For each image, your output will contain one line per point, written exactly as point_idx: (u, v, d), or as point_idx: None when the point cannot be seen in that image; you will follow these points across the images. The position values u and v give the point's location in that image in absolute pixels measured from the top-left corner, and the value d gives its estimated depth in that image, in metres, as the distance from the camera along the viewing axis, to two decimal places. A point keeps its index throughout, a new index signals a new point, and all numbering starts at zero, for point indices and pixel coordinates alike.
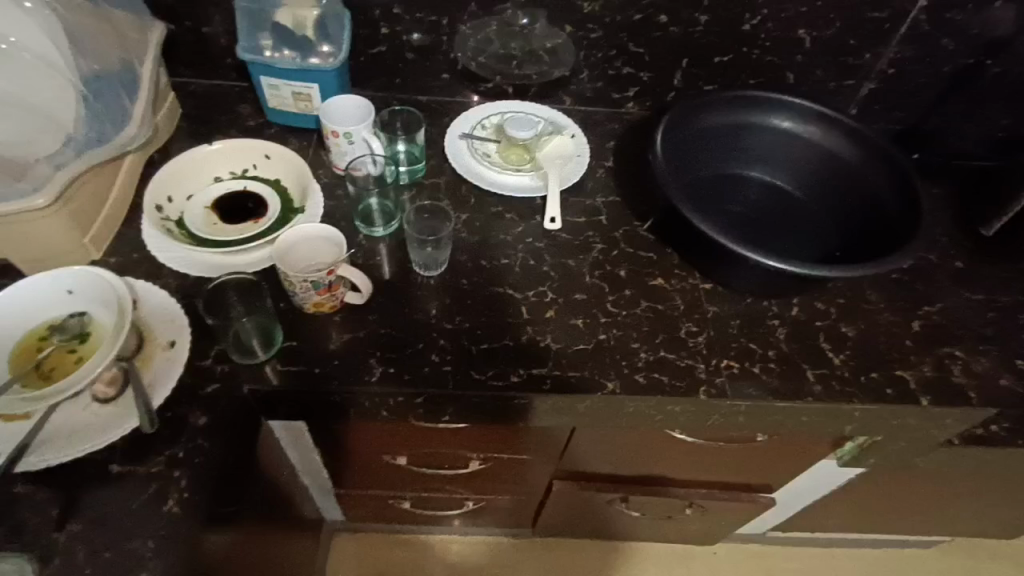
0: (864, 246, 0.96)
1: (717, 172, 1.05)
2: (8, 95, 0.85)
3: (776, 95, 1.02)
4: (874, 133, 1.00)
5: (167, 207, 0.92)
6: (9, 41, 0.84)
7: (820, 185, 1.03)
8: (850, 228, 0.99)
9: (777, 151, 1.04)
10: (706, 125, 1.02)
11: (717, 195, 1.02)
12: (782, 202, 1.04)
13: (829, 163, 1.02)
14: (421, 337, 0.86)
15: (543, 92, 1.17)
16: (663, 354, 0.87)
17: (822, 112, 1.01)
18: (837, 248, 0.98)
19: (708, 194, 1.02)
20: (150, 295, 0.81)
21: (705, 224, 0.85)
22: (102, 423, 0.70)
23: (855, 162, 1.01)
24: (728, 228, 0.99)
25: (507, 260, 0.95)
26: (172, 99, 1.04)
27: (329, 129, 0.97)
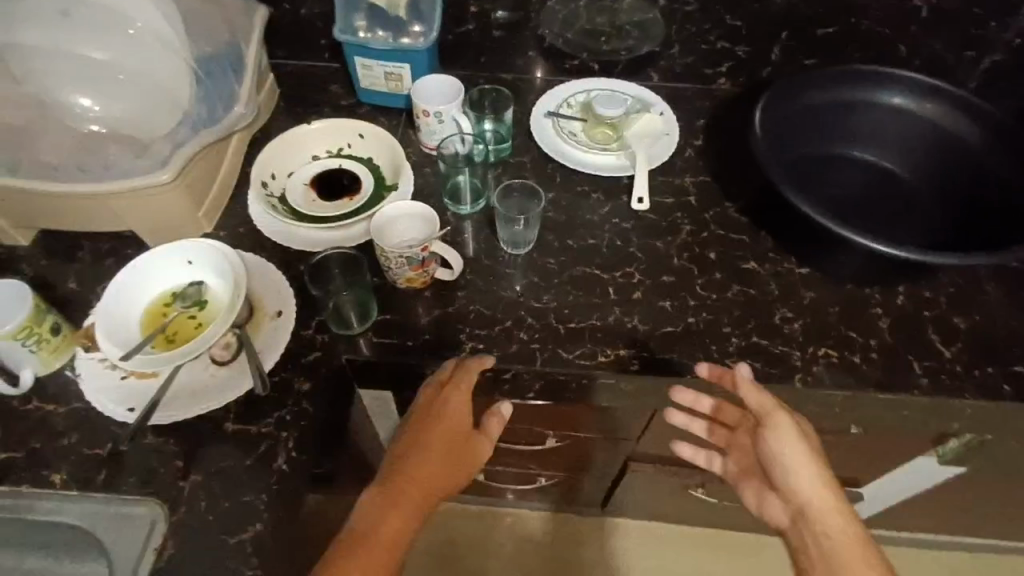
0: (980, 231, 0.89)
1: (821, 150, 0.99)
2: (135, 77, 0.89)
3: (888, 70, 0.97)
4: (994, 110, 0.93)
5: (271, 183, 0.97)
6: (135, 25, 0.88)
7: (934, 166, 0.97)
8: (966, 212, 0.92)
9: (887, 129, 0.98)
10: (812, 101, 0.97)
11: (819, 176, 0.98)
12: (890, 184, 0.98)
13: (946, 143, 0.96)
14: (510, 314, 0.87)
15: (630, 69, 1.14)
16: (756, 339, 0.85)
17: (940, 88, 0.95)
18: (951, 235, 0.92)
19: (809, 174, 0.98)
20: (259, 268, 0.86)
21: (807, 205, 0.82)
22: (218, 383, 0.76)
23: (972, 141, 0.94)
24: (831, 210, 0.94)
25: (593, 240, 0.94)
26: (272, 81, 1.09)
27: (420, 109, 0.99)
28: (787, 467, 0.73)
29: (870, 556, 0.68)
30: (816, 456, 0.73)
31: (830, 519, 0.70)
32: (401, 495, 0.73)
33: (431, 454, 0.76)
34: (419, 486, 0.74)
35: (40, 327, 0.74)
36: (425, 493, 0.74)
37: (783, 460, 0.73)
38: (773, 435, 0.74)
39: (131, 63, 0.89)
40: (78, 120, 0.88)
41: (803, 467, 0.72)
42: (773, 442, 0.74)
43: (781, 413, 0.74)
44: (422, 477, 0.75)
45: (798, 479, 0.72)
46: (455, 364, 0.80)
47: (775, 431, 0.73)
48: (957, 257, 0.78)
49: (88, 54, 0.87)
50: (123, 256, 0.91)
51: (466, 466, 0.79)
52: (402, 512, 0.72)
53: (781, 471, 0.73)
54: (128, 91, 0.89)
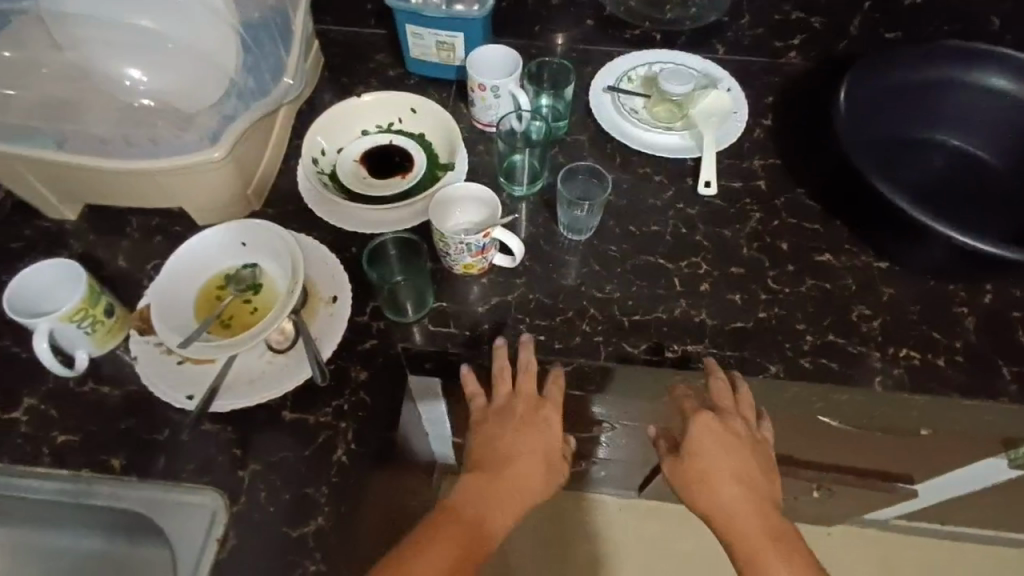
0: None
1: (908, 135, 0.93)
2: (178, 42, 0.83)
3: (986, 48, 0.89)
4: None
5: (321, 159, 0.93)
6: None
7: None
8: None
9: (980, 114, 0.91)
10: (901, 82, 0.90)
11: (905, 161, 0.91)
12: (981, 173, 0.91)
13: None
14: (571, 305, 0.83)
15: (693, 41, 1.08)
16: (832, 338, 0.80)
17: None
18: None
19: (896, 161, 0.91)
20: (312, 250, 0.83)
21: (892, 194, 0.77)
22: (276, 371, 0.73)
23: None
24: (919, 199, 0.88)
25: (657, 227, 0.90)
26: (316, 47, 1.05)
27: (476, 83, 0.93)
28: (718, 490, 0.71)
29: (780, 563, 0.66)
30: (750, 479, 0.72)
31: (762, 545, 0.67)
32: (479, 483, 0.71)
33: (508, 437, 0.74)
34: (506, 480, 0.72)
35: (95, 309, 0.72)
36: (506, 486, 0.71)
37: (714, 478, 0.71)
38: (714, 452, 0.73)
39: (177, 28, 0.83)
40: (125, 92, 0.82)
41: (733, 491, 0.71)
42: (705, 458, 0.72)
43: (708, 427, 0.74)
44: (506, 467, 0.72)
45: (723, 503, 0.70)
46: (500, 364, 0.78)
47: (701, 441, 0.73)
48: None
49: (134, 20, 0.82)
50: (172, 234, 0.88)
51: (554, 450, 0.75)
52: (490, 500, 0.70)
53: (713, 492, 0.71)
54: (177, 60, 0.83)
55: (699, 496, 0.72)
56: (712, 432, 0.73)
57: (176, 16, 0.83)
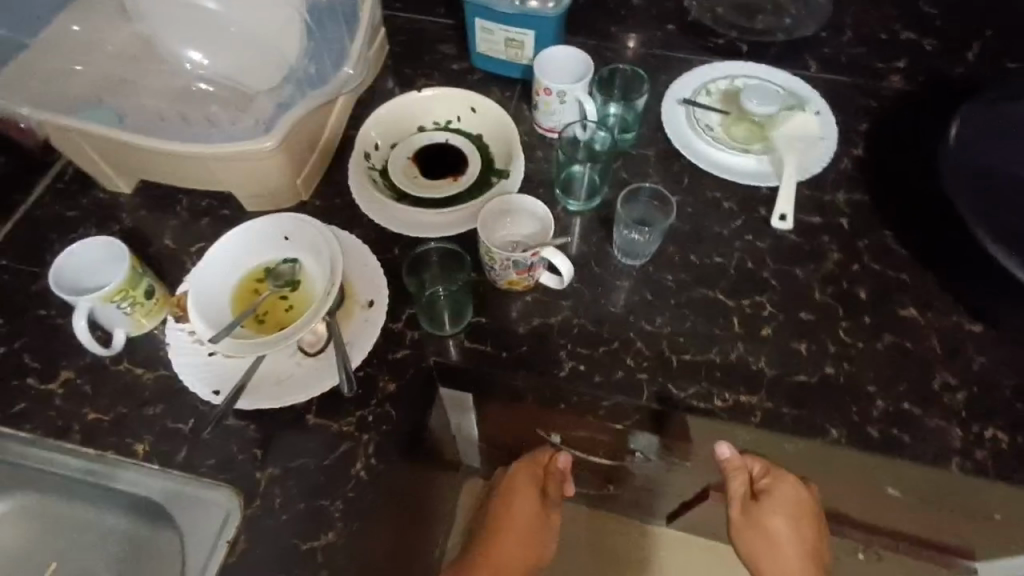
0: None
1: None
2: (242, 28, 0.85)
3: None
4: None
5: (374, 154, 0.90)
6: None
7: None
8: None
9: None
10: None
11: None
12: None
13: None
14: (618, 335, 0.78)
15: (783, 55, 0.99)
16: (907, 406, 0.72)
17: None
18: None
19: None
20: (353, 250, 0.80)
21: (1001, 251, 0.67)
22: (304, 374, 0.71)
23: None
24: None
25: (720, 258, 0.83)
26: (382, 36, 1.01)
27: (540, 86, 0.88)
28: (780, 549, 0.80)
29: None
30: (809, 546, 0.80)
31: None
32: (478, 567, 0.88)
33: (508, 541, 0.90)
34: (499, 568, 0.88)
35: (136, 291, 0.72)
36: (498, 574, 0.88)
37: (779, 543, 0.80)
38: (784, 522, 0.79)
39: (240, 14, 0.85)
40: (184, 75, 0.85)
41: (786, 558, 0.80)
42: (775, 527, 0.79)
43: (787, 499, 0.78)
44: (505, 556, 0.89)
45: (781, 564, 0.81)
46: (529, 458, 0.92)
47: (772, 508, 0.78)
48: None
49: (202, 3, 0.84)
50: (219, 217, 0.87)
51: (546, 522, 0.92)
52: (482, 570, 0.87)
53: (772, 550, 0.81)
54: (235, 45, 0.85)
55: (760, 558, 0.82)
56: (795, 497, 0.78)
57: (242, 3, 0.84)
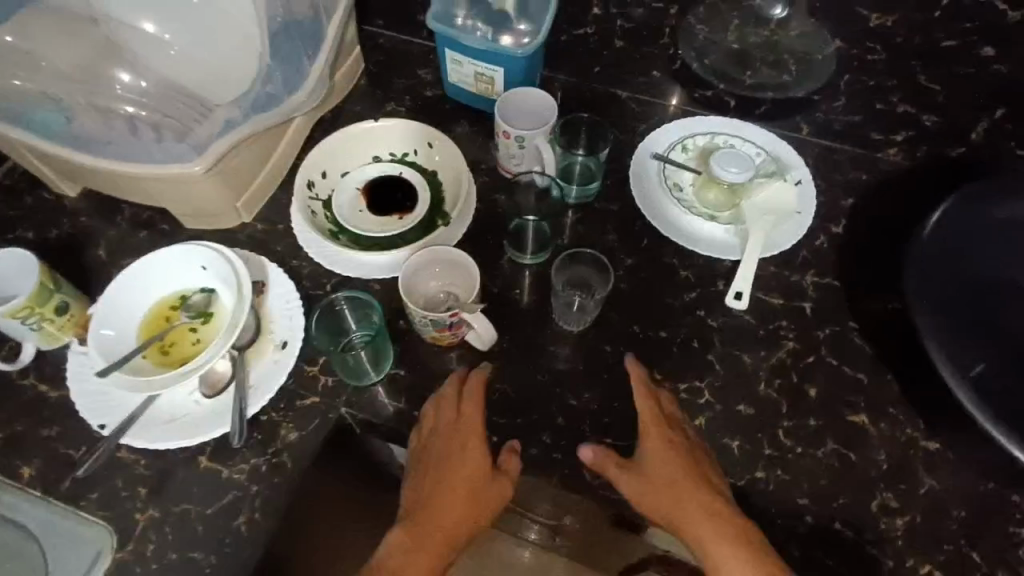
0: None
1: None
2: (188, 48, 0.85)
3: None
4: None
5: (319, 183, 0.85)
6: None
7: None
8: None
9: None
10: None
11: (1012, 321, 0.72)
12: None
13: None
14: (539, 408, 0.73)
15: (773, 112, 0.91)
16: (837, 527, 0.66)
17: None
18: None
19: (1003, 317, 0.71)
20: (277, 283, 0.76)
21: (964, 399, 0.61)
22: (199, 416, 0.69)
23: None
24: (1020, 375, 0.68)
25: (666, 333, 0.77)
26: (358, 55, 0.98)
27: (499, 128, 0.83)
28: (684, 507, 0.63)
29: None
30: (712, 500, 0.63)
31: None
32: (407, 537, 0.64)
33: (446, 497, 0.65)
34: (440, 525, 0.64)
35: (44, 308, 0.69)
36: (445, 534, 0.64)
37: (676, 492, 0.63)
38: (670, 467, 0.64)
39: (184, 34, 0.85)
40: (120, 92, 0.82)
41: (711, 523, 0.62)
42: (666, 473, 0.64)
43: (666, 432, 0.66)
44: (437, 527, 0.64)
45: (708, 542, 0.62)
46: (432, 402, 0.70)
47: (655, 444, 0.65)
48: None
49: (139, 25, 0.83)
50: (158, 232, 0.86)
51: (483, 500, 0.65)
52: (436, 513, 0.64)
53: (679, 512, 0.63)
54: (176, 63, 0.85)
55: (694, 526, 0.62)
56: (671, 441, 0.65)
57: (187, 23, 0.84)
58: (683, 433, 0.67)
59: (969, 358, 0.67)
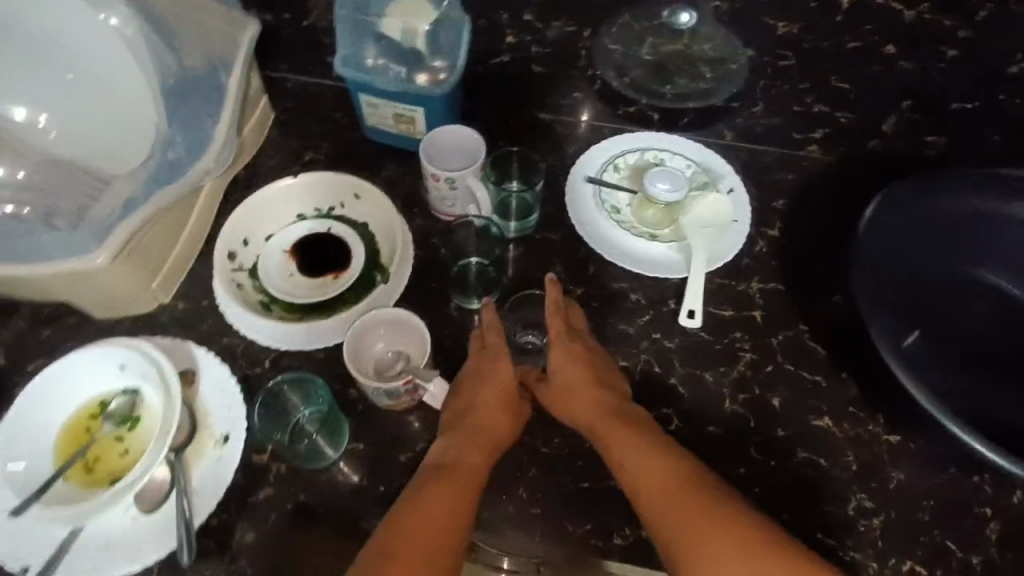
0: None
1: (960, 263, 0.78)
2: (75, 127, 0.78)
3: None
4: None
5: (242, 252, 0.79)
6: (70, 75, 0.78)
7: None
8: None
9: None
10: (959, 206, 0.76)
11: (950, 292, 0.77)
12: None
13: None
14: (510, 462, 0.70)
15: (696, 123, 0.90)
16: (822, 538, 0.67)
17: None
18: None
19: (941, 290, 0.76)
20: (210, 369, 0.70)
21: (915, 388, 0.63)
22: (140, 537, 0.62)
23: None
24: (957, 345, 0.74)
25: (626, 363, 0.76)
26: (264, 105, 0.92)
27: (428, 172, 0.79)
28: (577, 398, 0.67)
29: (666, 485, 0.58)
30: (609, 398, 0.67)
31: (663, 489, 0.58)
32: (460, 438, 0.64)
33: (481, 398, 0.67)
34: (484, 426, 0.65)
35: None
36: (491, 433, 0.65)
37: (573, 390, 0.68)
38: (568, 370, 0.69)
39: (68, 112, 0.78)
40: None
41: (619, 428, 0.64)
42: (565, 376, 0.69)
43: (571, 343, 0.71)
44: (489, 428, 0.65)
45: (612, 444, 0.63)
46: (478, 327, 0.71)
47: (560, 350, 0.70)
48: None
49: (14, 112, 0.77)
50: (65, 329, 0.77)
51: (511, 398, 0.68)
52: (473, 412, 0.66)
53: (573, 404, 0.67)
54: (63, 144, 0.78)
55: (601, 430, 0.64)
56: (573, 349, 0.70)
57: (71, 101, 0.78)
58: (584, 344, 0.72)
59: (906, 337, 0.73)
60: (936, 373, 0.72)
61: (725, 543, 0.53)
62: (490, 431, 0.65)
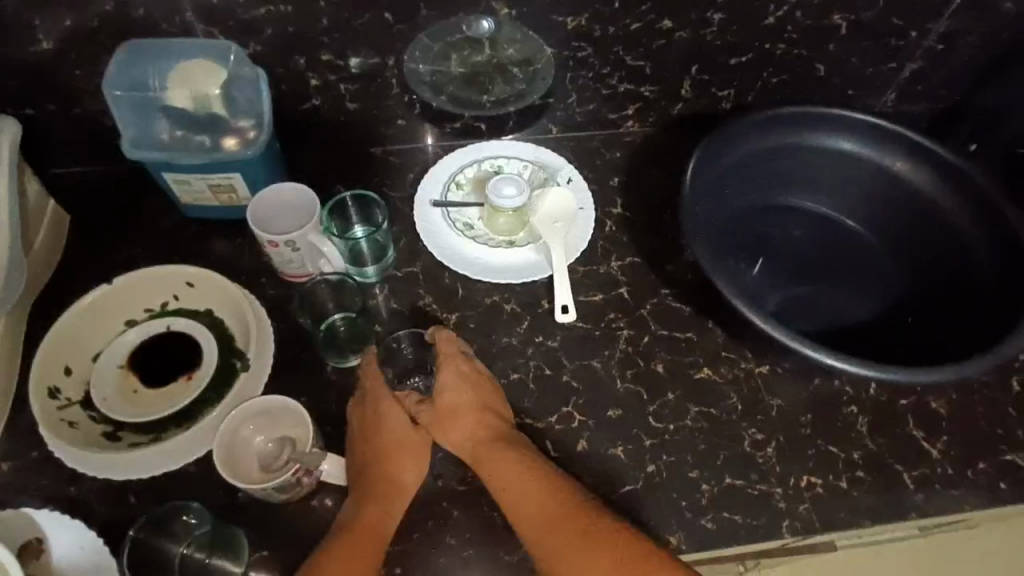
0: (936, 307, 0.82)
1: (778, 192, 0.89)
2: None
3: (837, 111, 0.83)
4: (976, 170, 0.80)
5: (66, 384, 0.70)
6: None
7: (895, 223, 0.87)
8: (936, 282, 0.83)
9: (848, 179, 0.87)
10: (773, 143, 0.84)
11: (772, 218, 0.89)
12: (842, 235, 0.89)
13: (916, 201, 0.84)
14: (430, 512, 0.68)
15: (521, 122, 0.93)
16: (730, 481, 0.71)
17: (914, 141, 0.83)
18: (911, 308, 0.83)
19: (763, 219, 0.88)
20: (60, 533, 0.63)
21: (767, 325, 0.69)
22: None
23: (939, 200, 0.83)
24: (783, 265, 0.86)
25: (517, 374, 0.77)
26: (55, 211, 0.81)
27: (263, 240, 0.73)
28: (461, 426, 0.69)
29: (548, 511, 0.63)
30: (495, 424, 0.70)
31: (545, 513, 0.63)
32: (357, 496, 0.65)
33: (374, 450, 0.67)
34: (380, 478, 0.66)
35: None
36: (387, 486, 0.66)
37: (461, 419, 0.70)
38: (455, 403, 0.70)
39: None
40: None
41: (502, 456, 0.67)
42: (454, 405, 0.70)
43: (457, 370, 0.72)
44: (394, 481, 0.66)
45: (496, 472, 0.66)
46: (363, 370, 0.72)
47: (447, 378, 0.71)
48: (938, 371, 0.67)
49: None
50: None
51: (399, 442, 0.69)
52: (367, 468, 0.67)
53: (461, 432, 0.69)
54: None
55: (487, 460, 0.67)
56: (459, 375, 0.72)
57: None
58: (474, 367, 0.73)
59: (739, 271, 0.84)
60: (769, 293, 0.84)
61: (599, 556, 0.60)
62: (381, 483, 0.66)
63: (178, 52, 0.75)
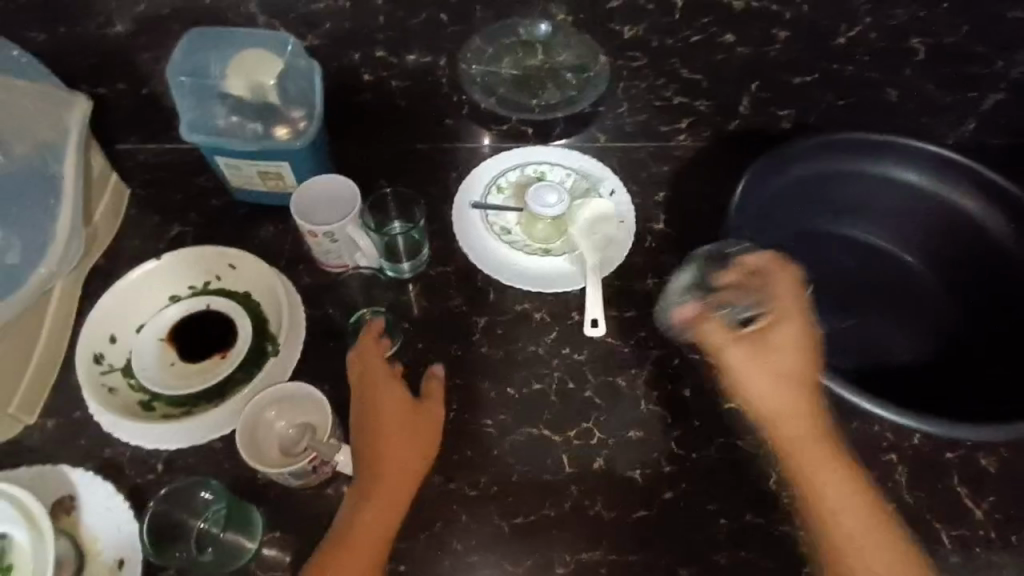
0: (994, 355, 0.77)
1: (834, 219, 0.85)
2: None
3: (898, 139, 0.80)
4: None
5: (111, 351, 0.73)
6: None
7: (960, 269, 0.82)
8: (1002, 337, 0.78)
9: (910, 213, 0.83)
10: (835, 168, 0.81)
11: (821, 247, 0.85)
12: (900, 271, 0.84)
13: (985, 247, 0.80)
14: (439, 514, 0.69)
15: (570, 129, 0.92)
16: (750, 519, 0.69)
17: (988, 180, 0.79)
18: (972, 359, 0.78)
19: (815, 245, 0.84)
20: (93, 492, 0.67)
21: None
22: None
23: (1005, 241, 0.79)
24: (835, 296, 0.82)
25: (540, 385, 0.76)
26: (117, 185, 0.85)
27: (304, 229, 0.75)
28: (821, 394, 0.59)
29: (861, 519, 0.56)
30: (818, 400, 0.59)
31: (875, 527, 0.56)
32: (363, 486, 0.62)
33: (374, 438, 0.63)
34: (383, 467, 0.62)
35: None
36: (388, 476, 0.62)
37: (795, 384, 0.58)
38: (794, 367, 0.58)
39: None
40: None
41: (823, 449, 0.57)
42: (780, 366, 0.58)
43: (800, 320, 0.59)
44: (393, 475, 0.62)
45: (838, 480, 0.57)
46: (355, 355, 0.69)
47: (779, 331, 0.59)
48: (989, 428, 0.63)
49: None
50: None
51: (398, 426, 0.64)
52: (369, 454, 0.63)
53: (796, 392, 0.58)
54: None
55: (804, 449, 0.57)
56: (802, 329, 0.59)
57: None
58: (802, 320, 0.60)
59: None
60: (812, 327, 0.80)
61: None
62: (381, 474, 0.62)
63: (239, 42, 0.78)
